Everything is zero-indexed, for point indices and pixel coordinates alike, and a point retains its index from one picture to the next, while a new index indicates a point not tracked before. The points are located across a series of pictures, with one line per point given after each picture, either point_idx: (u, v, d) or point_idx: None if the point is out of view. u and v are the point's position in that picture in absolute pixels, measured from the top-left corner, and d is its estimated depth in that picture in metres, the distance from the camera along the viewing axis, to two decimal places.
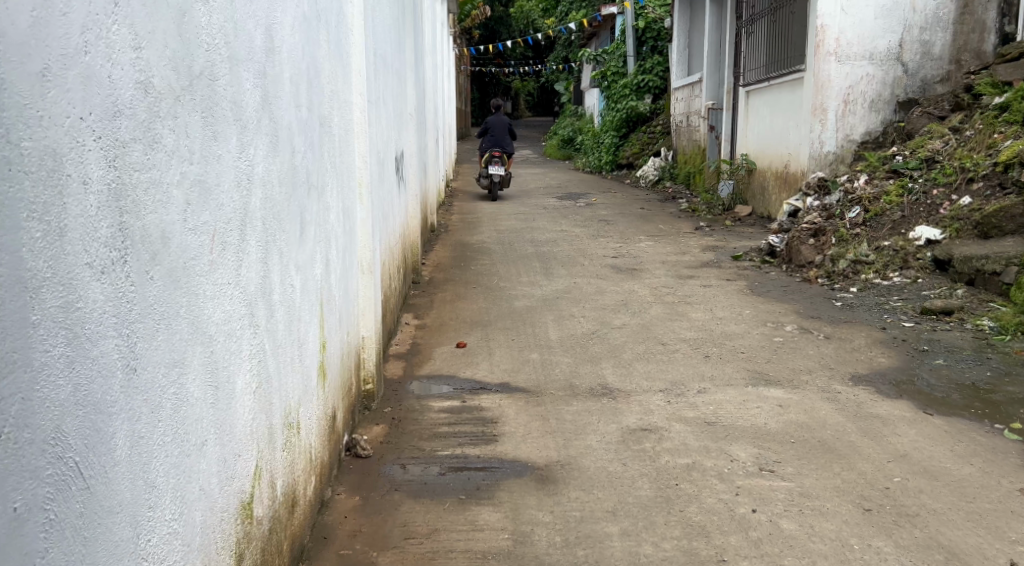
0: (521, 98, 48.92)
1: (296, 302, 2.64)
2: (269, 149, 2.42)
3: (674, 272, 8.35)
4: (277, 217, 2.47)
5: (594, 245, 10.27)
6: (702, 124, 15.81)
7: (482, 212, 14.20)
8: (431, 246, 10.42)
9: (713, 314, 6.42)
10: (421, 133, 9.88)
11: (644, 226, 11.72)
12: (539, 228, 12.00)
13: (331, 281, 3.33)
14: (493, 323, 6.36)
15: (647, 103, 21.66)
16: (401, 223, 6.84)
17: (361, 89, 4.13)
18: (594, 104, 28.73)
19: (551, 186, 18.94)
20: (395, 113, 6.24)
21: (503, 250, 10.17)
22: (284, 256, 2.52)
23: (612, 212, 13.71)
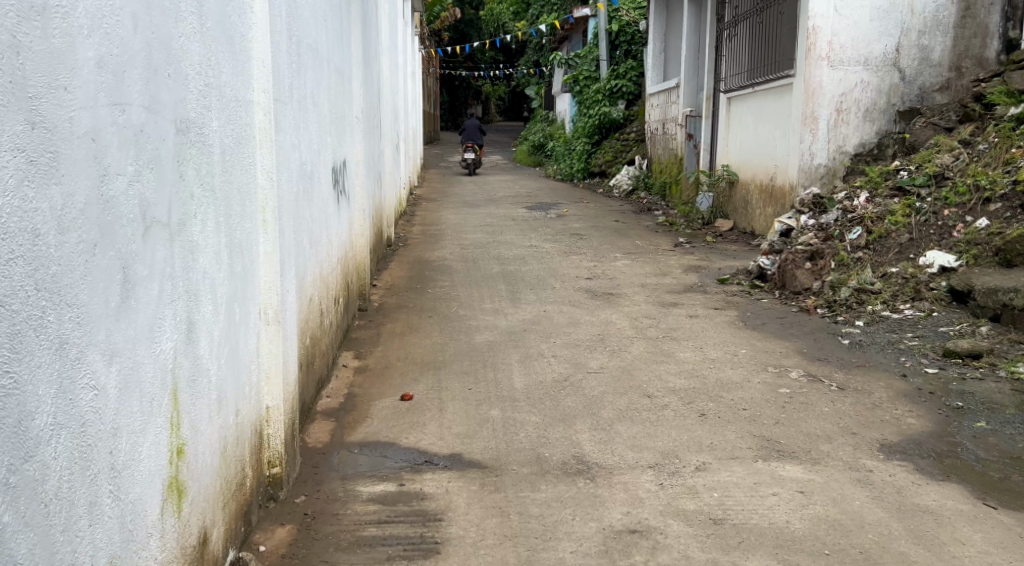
0: (491, 102, 47.97)
1: (96, 400, 1.82)
2: (23, 178, 1.63)
3: (656, 298, 7.45)
4: (38, 276, 1.66)
5: (566, 264, 9.36)
6: (679, 132, 14.96)
7: (445, 223, 13.25)
8: (387, 263, 9.45)
9: (704, 354, 5.52)
10: (376, 138, 8.99)
11: (620, 242, 10.81)
12: (507, 243, 11.06)
13: (201, 349, 2.46)
14: (448, 365, 5.42)
15: (621, 109, 20.79)
16: (343, 244, 5.93)
17: (263, 85, 3.19)
18: (566, 109, 27.84)
19: (520, 194, 18.02)
20: (332, 117, 5.37)
21: (465, 268, 9.22)
22: (57, 330, 1.71)
23: (585, 225, 12.81)
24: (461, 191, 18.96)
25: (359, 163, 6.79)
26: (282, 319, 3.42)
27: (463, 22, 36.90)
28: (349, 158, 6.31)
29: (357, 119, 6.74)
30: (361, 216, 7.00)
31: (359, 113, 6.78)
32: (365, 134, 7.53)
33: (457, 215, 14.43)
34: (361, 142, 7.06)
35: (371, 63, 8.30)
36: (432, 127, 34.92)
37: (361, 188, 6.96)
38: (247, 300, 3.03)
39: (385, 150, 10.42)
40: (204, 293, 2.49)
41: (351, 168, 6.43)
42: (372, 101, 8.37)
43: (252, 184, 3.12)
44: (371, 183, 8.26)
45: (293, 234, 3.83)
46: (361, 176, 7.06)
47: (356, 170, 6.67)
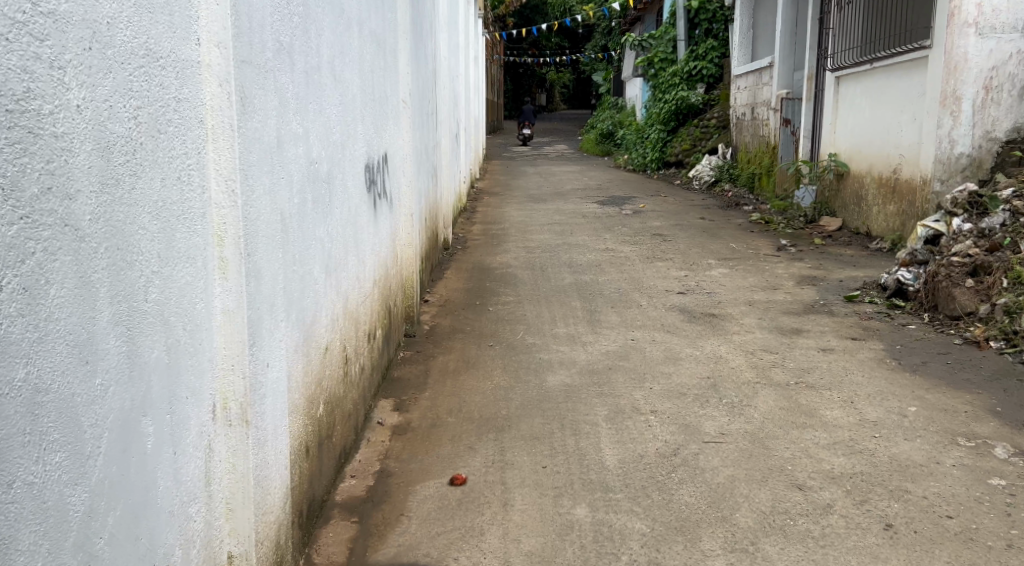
0: (556, 90, 46.52)
1: None
2: None
3: (771, 321, 6.06)
4: None
5: (652, 274, 7.99)
6: (773, 118, 13.62)
7: (509, 222, 11.97)
8: (443, 271, 8.18)
9: (859, 417, 4.11)
10: (430, 127, 7.75)
11: (711, 246, 9.38)
12: (581, 245, 9.71)
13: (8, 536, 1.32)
14: (517, 422, 4.09)
15: (700, 94, 19.31)
16: (382, 261, 4.68)
17: (206, 40, 1.93)
18: (638, 96, 26.32)
19: (590, 188, 16.66)
20: (365, 97, 4.10)
21: (534, 278, 7.92)
22: None
23: (666, 223, 11.40)
24: (526, 183, 17.68)
25: (405, 156, 5.52)
26: (253, 415, 2.17)
27: (529, 6, 35.60)
28: (393, 155, 5.05)
29: (404, 102, 5.46)
30: (409, 223, 5.74)
31: (405, 95, 5.50)
32: (416, 123, 6.30)
33: (522, 211, 13.14)
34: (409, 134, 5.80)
35: (424, 37, 7.02)
36: (495, 115, 33.68)
37: (409, 192, 5.71)
38: (177, 403, 1.79)
39: (442, 142, 9.17)
40: (28, 432, 1.36)
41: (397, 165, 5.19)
42: (425, 84, 7.09)
43: (191, 205, 1.86)
44: (423, 181, 7.02)
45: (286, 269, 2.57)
46: (411, 172, 5.81)
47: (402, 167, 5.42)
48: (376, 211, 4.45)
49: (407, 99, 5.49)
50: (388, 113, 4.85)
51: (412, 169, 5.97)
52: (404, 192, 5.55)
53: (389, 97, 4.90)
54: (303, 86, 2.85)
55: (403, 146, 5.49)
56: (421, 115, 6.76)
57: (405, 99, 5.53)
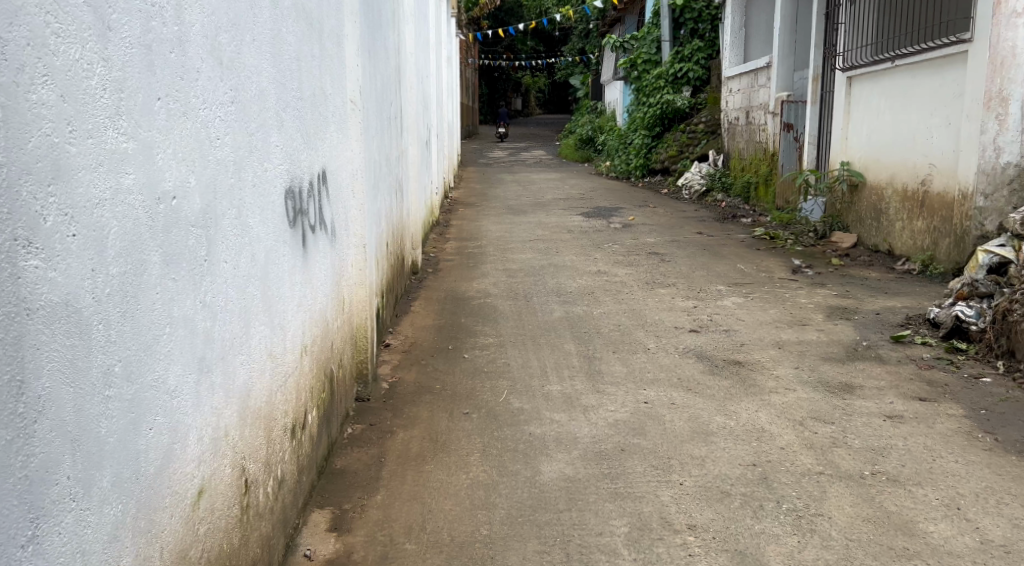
0: (531, 94, 45.48)
1: None
2: None
3: (814, 373, 4.91)
4: None
5: (655, 304, 6.84)
6: (771, 122, 12.54)
7: (486, 237, 10.82)
8: (409, 302, 7.01)
9: (978, 537, 2.97)
10: (394, 132, 6.59)
11: (717, 268, 8.26)
12: (569, 268, 8.56)
13: None
14: (503, 555, 2.90)
15: (686, 97, 18.22)
16: (321, 318, 3.51)
17: None
18: (618, 99, 25.23)
19: (572, 197, 15.54)
20: (290, 92, 2.97)
21: (518, 311, 6.75)
22: None
23: (661, 239, 10.28)
24: (503, 193, 16.53)
25: (354, 173, 4.34)
26: None
27: (504, 10, 34.53)
28: (337, 173, 3.88)
29: (352, 104, 4.30)
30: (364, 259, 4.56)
31: (356, 98, 4.36)
32: (371, 130, 5.16)
33: (500, 225, 11.99)
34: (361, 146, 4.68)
35: (384, 28, 5.88)
36: (469, 120, 32.57)
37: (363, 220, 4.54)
38: None
39: (409, 149, 7.96)
40: None
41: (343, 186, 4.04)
42: (385, 84, 5.94)
43: None
44: (382, 200, 5.82)
45: (67, 398, 1.55)
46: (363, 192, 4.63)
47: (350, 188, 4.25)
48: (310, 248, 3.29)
49: (357, 101, 4.34)
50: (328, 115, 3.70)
51: (366, 189, 4.81)
52: (355, 218, 4.36)
53: (329, 94, 3.74)
54: (127, 61, 1.74)
55: (354, 162, 4.33)
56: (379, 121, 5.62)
57: (356, 104, 4.37)
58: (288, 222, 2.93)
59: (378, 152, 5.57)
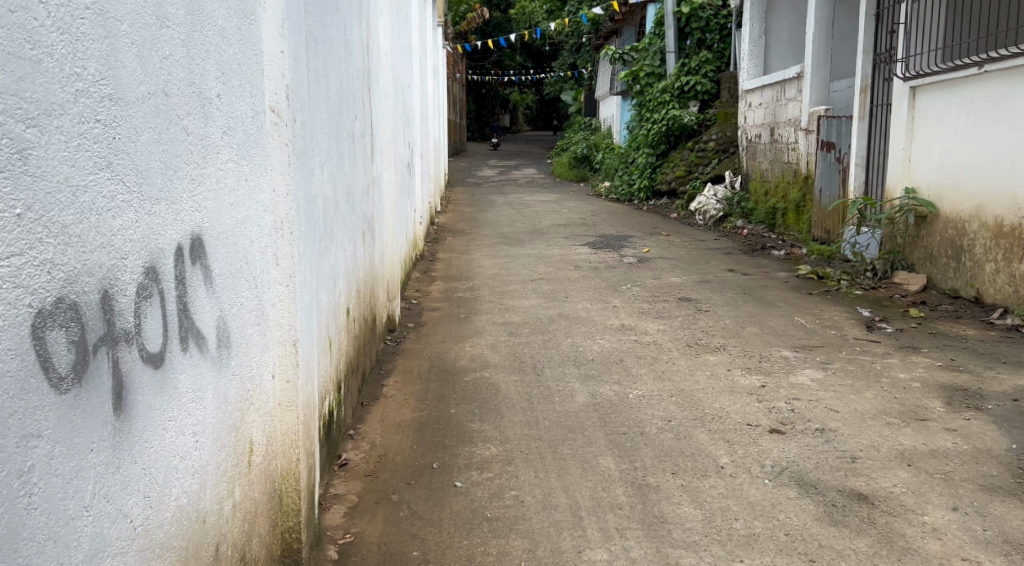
0: (519, 110, 44.00)
1: None
2: None
3: (987, 521, 3.26)
4: None
5: (710, 384, 5.17)
6: (803, 140, 10.91)
7: (479, 275, 9.18)
8: (381, 379, 5.33)
9: None
10: (361, 155, 4.96)
11: (770, 324, 6.62)
12: (585, 322, 6.88)
13: None
14: None
15: (693, 112, 16.57)
16: (192, 517, 1.96)
17: None
18: (616, 115, 23.62)
19: (573, 223, 13.89)
20: (71, 91, 1.54)
21: (526, 393, 5.08)
22: None
23: (687, 278, 8.66)
24: (496, 217, 14.91)
25: (274, 231, 2.74)
26: None
27: (492, 24, 33.03)
28: (237, 233, 2.34)
29: (273, 110, 2.71)
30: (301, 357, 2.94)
31: (285, 104, 2.78)
32: (317, 148, 3.51)
33: (495, 258, 10.35)
34: (301, 177, 3.08)
35: (343, 14, 4.28)
36: (457, 137, 30.95)
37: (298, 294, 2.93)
38: None
39: (385, 175, 6.37)
40: None
41: (249, 247, 2.46)
42: (345, 89, 4.35)
43: None
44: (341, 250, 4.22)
45: None
46: (299, 254, 3.03)
47: (269, 250, 2.68)
48: (158, 393, 1.80)
49: (284, 110, 2.76)
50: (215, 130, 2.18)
51: (308, 240, 3.22)
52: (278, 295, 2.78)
53: (218, 92, 2.21)
54: None
55: (277, 205, 2.75)
56: (335, 136, 4.02)
57: (285, 111, 2.79)
58: (57, 378, 1.50)
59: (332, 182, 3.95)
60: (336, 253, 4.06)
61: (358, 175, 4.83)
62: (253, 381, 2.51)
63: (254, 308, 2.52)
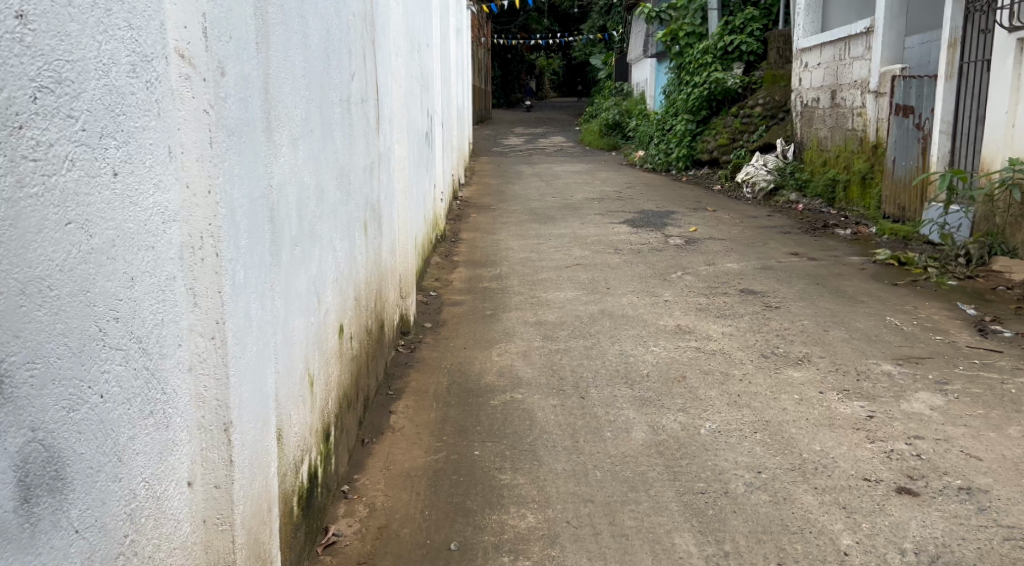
0: (545, 76, 42.71)
1: None
2: None
3: None
4: None
5: (801, 414, 4.12)
6: (874, 106, 9.89)
7: (507, 260, 8.14)
8: (387, 404, 4.28)
9: None
10: (361, 125, 3.91)
11: (857, 326, 5.54)
12: (634, 322, 5.82)
13: None
14: None
15: (737, 75, 15.36)
16: None
17: None
18: (649, 79, 22.39)
19: (608, 197, 12.79)
20: None
21: (572, 422, 4.07)
22: None
23: (747, 265, 7.58)
24: (523, 189, 13.84)
25: (190, 245, 1.76)
26: None
27: None
28: (76, 264, 1.41)
29: (180, 53, 1.73)
30: (246, 442, 1.96)
31: (205, 46, 1.79)
32: (282, 114, 2.47)
33: (524, 238, 9.31)
34: (251, 160, 2.08)
35: None
36: (481, 104, 29.78)
37: (240, 343, 1.93)
38: None
39: (396, 148, 5.31)
40: None
41: (121, 287, 1.52)
42: (335, 40, 3.30)
43: None
44: (330, 253, 3.18)
45: None
46: (249, 274, 2.03)
47: (175, 281, 1.71)
48: None
49: (200, 57, 1.77)
50: (10, 83, 1.29)
51: (267, 253, 2.21)
52: (197, 350, 1.80)
53: (20, 14, 1.30)
54: None
55: (195, 210, 1.77)
56: (317, 99, 2.98)
57: (206, 58, 1.80)
58: None
59: (314, 162, 2.91)
60: (321, 257, 3.03)
61: (356, 153, 3.80)
62: (133, 503, 1.57)
63: (135, 381, 1.57)
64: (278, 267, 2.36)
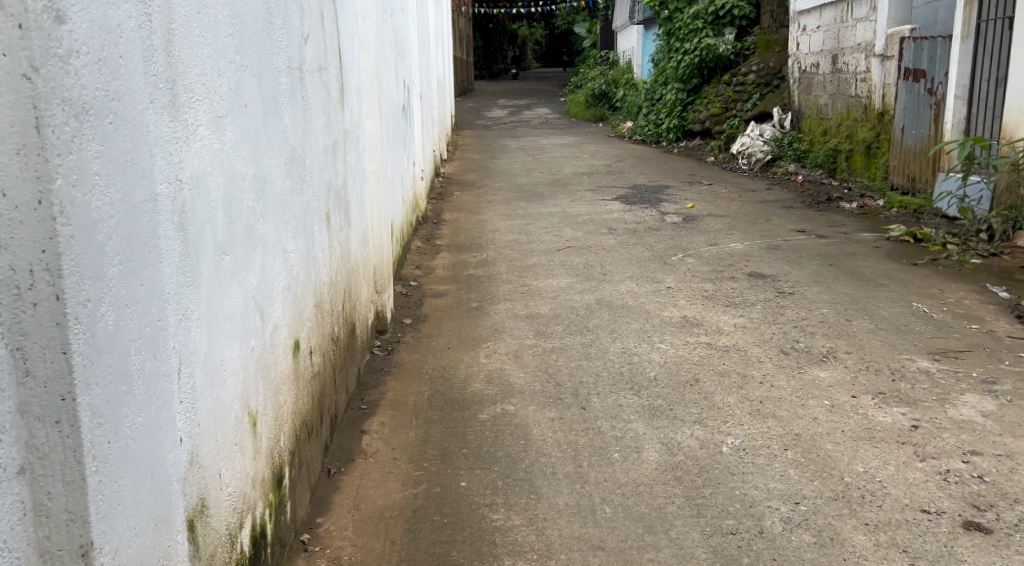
0: (528, 46, 41.91)
1: None
2: None
3: None
4: None
5: (835, 424, 3.58)
6: (881, 71, 9.34)
7: (493, 244, 7.58)
8: (360, 422, 3.72)
9: None
10: (319, 98, 3.34)
11: (883, 314, 5.02)
12: (636, 316, 5.27)
13: None
14: None
15: (729, 40, 14.78)
16: None
17: None
18: (636, 48, 21.74)
19: (598, 171, 12.23)
20: None
21: (575, 438, 3.54)
22: None
23: (752, 245, 7.04)
24: (509, 165, 13.25)
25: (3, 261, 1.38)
26: None
27: None
28: None
29: None
30: (123, 564, 1.58)
31: None
32: (197, 85, 1.91)
33: (512, 218, 8.75)
34: (125, 159, 1.60)
35: None
36: (463, 75, 29.03)
37: (109, 421, 1.54)
38: None
39: (366, 124, 4.73)
40: None
41: None
42: None
43: None
44: (280, 257, 2.63)
45: None
46: (131, 315, 1.62)
47: None
48: None
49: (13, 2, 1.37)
50: None
51: (167, 280, 1.75)
52: (33, 439, 1.44)
53: None
54: None
55: (15, 230, 1.40)
56: (257, 66, 2.41)
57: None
58: None
59: (255, 148, 2.36)
60: (265, 262, 2.45)
61: (314, 131, 3.23)
62: None
63: None
64: (200, 295, 1.90)
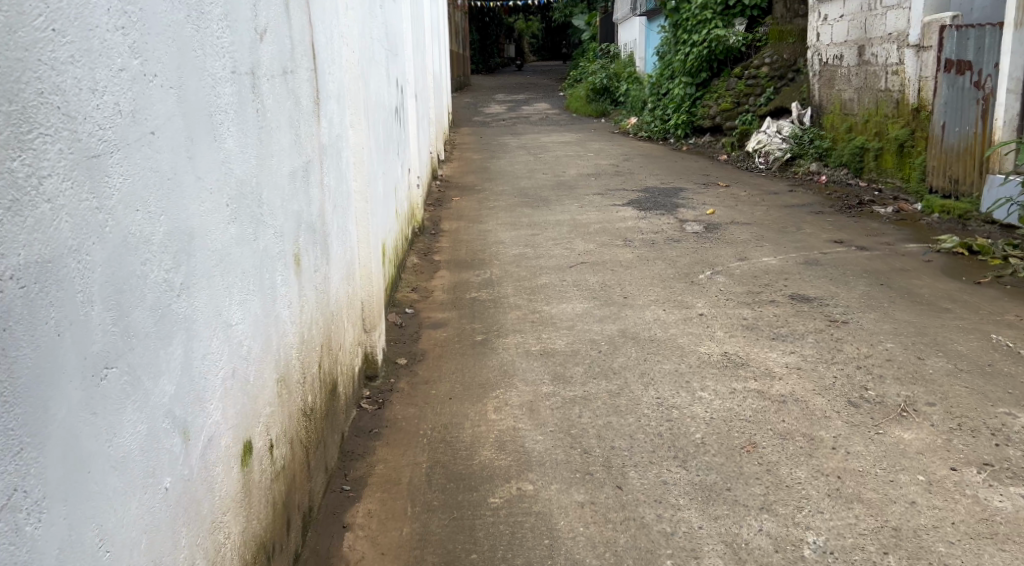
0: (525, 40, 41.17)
1: None
2: None
3: None
4: None
5: (940, 514, 2.84)
6: (916, 64, 8.62)
7: (498, 259, 6.84)
8: (343, 511, 3.00)
9: None
10: (283, 112, 2.65)
11: (960, 350, 4.28)
12: (668, 353, 4.52)
13: None
14: None
15: (740, 32, 13.99)
16: None
17: None
18: (638, 40, 21.00)
19: (605, 172, 11.49)
20: None
21: (612, 532, 2.81)
22: None
23: (787, 260, 6.31)
24: (510, 165, 12.51)
25: None
26: None
27: None
28: None
29: None
30: None
31: None
32: (28, 118, 1.29)
33: (517, 228, 8.03)
34: None
35: None
36: (461, 70, 28.29)
37: None
38: None
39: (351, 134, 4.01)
40: None
41: None
42: None
43: None
44: (224, 334, 1.94)
45: None
46: None
47: None
48: None
49: None
50: None
51: None
52: None
53: None
54: None
55: None
56: (180, 80, 1.76)
57: None
58: None
59: (172, 197, 1.69)
60: (197, 342, 1.77)
61: (276, 154, 2.54)
62: None
63: None
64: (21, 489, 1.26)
